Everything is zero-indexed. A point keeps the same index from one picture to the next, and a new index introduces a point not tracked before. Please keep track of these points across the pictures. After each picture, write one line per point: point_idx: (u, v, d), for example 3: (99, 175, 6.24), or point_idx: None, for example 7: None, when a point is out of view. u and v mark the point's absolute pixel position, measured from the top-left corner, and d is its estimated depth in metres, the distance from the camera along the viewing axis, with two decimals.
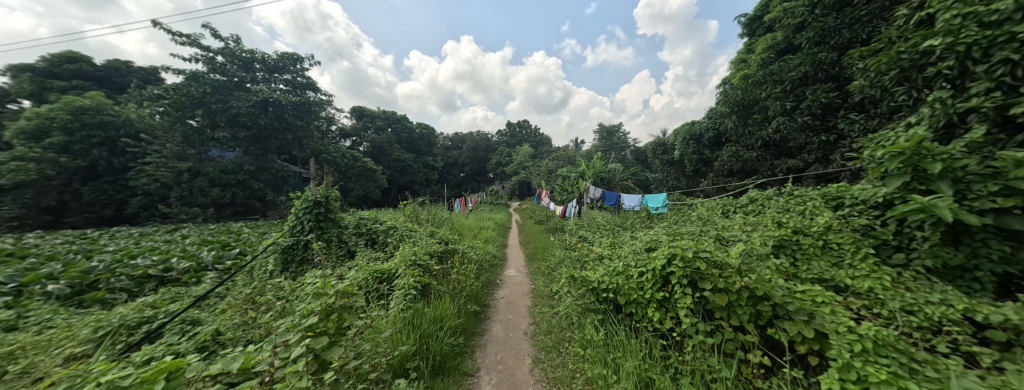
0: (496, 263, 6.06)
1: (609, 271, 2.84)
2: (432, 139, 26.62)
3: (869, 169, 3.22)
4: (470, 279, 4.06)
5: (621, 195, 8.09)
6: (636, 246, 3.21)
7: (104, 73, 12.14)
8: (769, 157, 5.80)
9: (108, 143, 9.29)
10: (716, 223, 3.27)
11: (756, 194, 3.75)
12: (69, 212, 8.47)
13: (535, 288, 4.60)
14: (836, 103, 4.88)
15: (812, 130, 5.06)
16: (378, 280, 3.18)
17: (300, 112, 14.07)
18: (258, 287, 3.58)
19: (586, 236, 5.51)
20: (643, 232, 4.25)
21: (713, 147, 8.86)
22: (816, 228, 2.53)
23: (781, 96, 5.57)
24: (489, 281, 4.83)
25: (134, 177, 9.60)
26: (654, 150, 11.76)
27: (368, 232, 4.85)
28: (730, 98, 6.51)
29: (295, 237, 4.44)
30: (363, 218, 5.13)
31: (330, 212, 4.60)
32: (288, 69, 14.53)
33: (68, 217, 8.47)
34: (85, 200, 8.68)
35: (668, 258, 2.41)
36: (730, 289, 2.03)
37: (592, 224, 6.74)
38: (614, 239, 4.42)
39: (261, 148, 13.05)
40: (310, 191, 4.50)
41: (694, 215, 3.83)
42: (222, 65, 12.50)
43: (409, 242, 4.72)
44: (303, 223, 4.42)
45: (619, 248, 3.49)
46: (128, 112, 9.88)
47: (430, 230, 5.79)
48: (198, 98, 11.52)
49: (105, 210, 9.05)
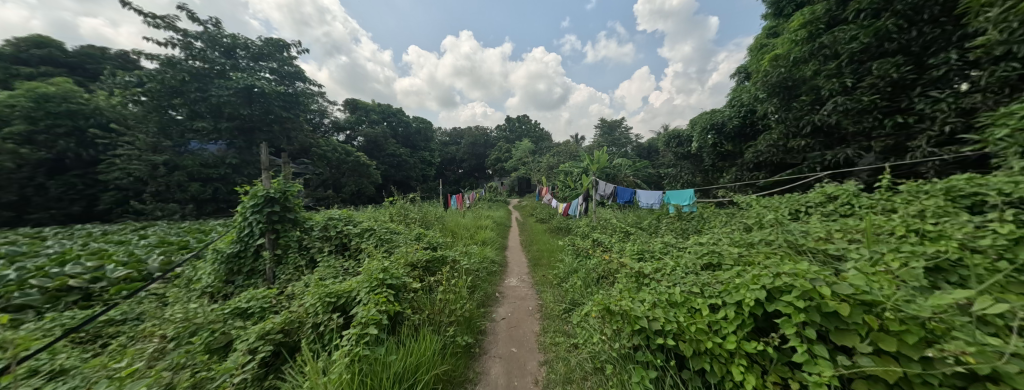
0: (495, 271, 5.22)
1: (658, 299, 1.95)
2: (429, 133, 25.65)
3: (1012, 156, 2.33)
4: (463, 298, 3.19)
5: (636, 191, 7.19)
6: (688, 260, 2.33)
7: (78, 59, 11.08)
8: (819, 146, 4.90)
9: (76, 133, 8.17)
10: (798, 230, 2.37)
11: (836, 190, 2.87)
12: (33, 208, 7.39)
13: (544, 306, 3.75)
14: (909, 79, 4.00)
15: (878, 112, 4.17)
16: (331, 308, 2.29)
17: (288, 102, 12.99)
18: (178, 308, 2.67)
19: (603, 240, 4.63)
20: (682, 241, 3.40)
21: (737, 139, 7.99)
22: (995, 242, 1.61)
23: (834, 73, 4.67)
24: (487, 297, 3.98)
25: (105, 171, 8.51)
26: (667, 142, 10.81)
27: (339, 235, 3.95)
28: (767, 79, 5.59)
29: (242, 242, 3.51)
30: (334, 219, 4.20)
31: (291, 211, 3.73)
32: (274, 56, 13.49)
33: (32, 213, 7.36)
34: (51, 195, 7.63)
35: (768, 289, 1.52)
36: (907, 356, 1.15)
37: (605, 225, 5.85)
38: (641, 246, 3.56)
39: (247, 140, 11.96)
40: (261, 186, 3.55)
41: (752, 219, 2.97)
42: (202, 51, 11.35)
43: (387, 250, 3.84)
44: (252, 226, 3.48)
45: (660, 261, 2.62)
46: (96, 99, 8.77)
47: (417, 231, 4.92)
48: (175, 88, 10.47)
49: (73, 207, 8.04)
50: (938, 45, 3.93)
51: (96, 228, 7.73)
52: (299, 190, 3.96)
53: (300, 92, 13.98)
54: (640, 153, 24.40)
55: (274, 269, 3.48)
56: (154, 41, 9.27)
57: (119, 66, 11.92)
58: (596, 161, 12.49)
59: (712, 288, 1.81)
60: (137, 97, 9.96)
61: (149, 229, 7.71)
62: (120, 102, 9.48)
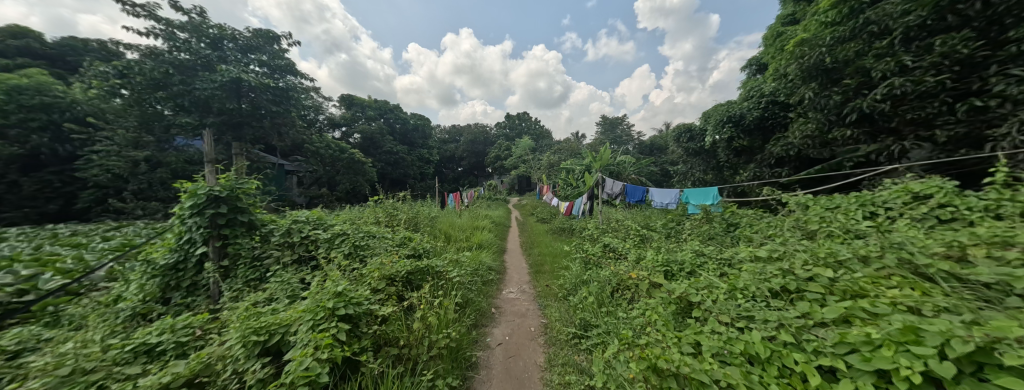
0: (493, 280, 4.61)
1: (723, 348, 1.32)
2: (428, 130, 24.89)
3: None
4: (450, 322, 2.58)
5: (649, 190, 6.44)
6: (752, 284, 1.69)
7: (57, 51, 10.21)
8: (866, 137, 4.24)
9: (52, 127, 7.56)
10: (902, 239, 1.73)
11: (926, 187, 2.22)
12: (4, 206, 6.83)
13: (548, 327, 3.16)
14: (980, 57, 3.36)
15: (945, 96, 3.53)
16: (259, 351, 1.66)
17: (278, 97, 12.03)
18: (80, 338, 2.05)
19: (617, 247, 4.00)
20: (722, 252, 2.77)
21: (756, 133, 7.33)
22: None
23: (884, 53, 3.98)
24: (483, 315, 3.37)
25: (84, 167, 7.89)
26: (676, 137, 10.12)
27: (304, 240, 3.30)
28: (797, 63, 4.92)
29: (182, 250, 2.87)
30: (299, 221, 3.53)
31: (243, 211, 3.10)
32: (263, 49, 12.63)
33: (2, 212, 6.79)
34: (25, 193, 7.04)
35: (946, 356, 0.88)
36: None
37: (617, 227, 5.18)
38: (666, 256, 2.97)
39: (235, 136, 11.04)
40: (203, 182, 2.91)
41: (820, 224, 2.30)
42: (187, 42, 10.52)
43: (362, 261, 3.23)
44: (191, 232, 2.84)
45: (706, 282, 1.99)
46: (71, 92, 8.06)
47: (401, 235, 4.28)
48: (157, 81, 9.68)
49: (50, 206, 7.40)
50: (1013, 16, 3.26)
51: (70, 227, 7.07)
52: (253, 189, 3.31)
53: (292, 86, 12.71)
54: (643, 150, 23.82)
55: (220, 284, 2.87)
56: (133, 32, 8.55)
57: (104, 60, 11.03)
58: (600, 158, 11.83)
59: (816, 337, 1.18)
60: (117, 90, 9.16)
61: (123, 229, 6.98)
62: (97, 95, 8.81)
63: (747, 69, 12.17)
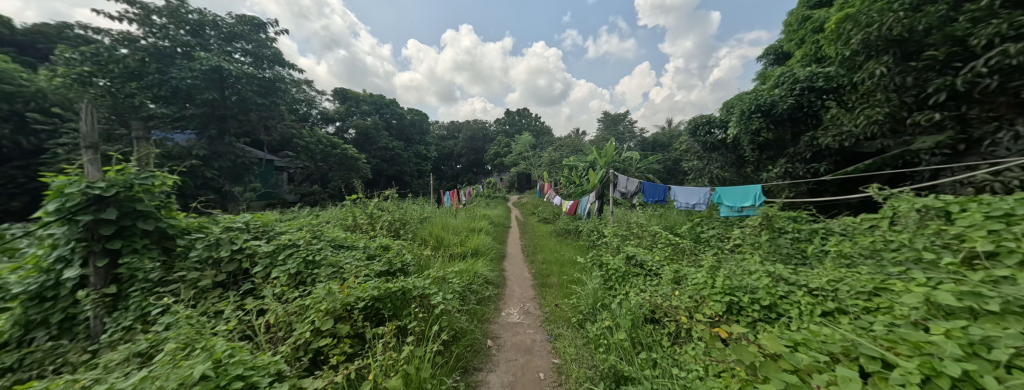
0: (489, 297, 3.84)
1: None
2: (424, 126, 23.93)
3: None
4: (423, 383, 1.79)
5: (671, 187, 5.54)
6: (990, 373, 0.88)
7: (28, 38, 8.83)
8: (954, 122, 3.40)
9: (13, 118, 6.37)
10: None
11: None
12: None
13: (564, 373, 2.37)
14: None
15: None
16: None
17: (264, 88, 10.91)
18: None
19: (646, 261, 3.21)
20: (813, 277, 1.99)
21: (786, 124, 6.51)
22: None
23: (985, 16, 3.13)
24: (474, 353, 2.58)
25: (52, 163, 6.56)
26: (690, 131, 9.30)
27: (240, 254, 2.49)
28: (853, 36, 4.05)
29: (53, 273, 2.04)
30: (234, 228, 2.68)
31: (148, 215, 2.30)
32: (248, 36, 11.02)
33: None
34: None
35: None
36: None
37: (640, 232, 4.35)
38: (729, 279, 2.19)
39: (220, 129, 10.01)
40: (82, 177, 2.08)
41: (1001, 244, 1.53)
42: (163, 28, 9.22)
43: (313, 283, 2.44)
44: (61, 245, 2.02)
45: (846, 346, 1.20)
46: (34, 80, 6.78)
47: (378, 242, 3.50)
48: (133, 70, 8.46)
49: (12, 203, 6.00)
50: None
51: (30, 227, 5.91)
52: (164, 186, 2.46)
53: (280, 77, 11.58)
54: (644, 147, 22.99)
55: (107, 319, 2.05)
56: (103, 14, 7.62)
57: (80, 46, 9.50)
58: (607, 154, 10.96)
59: None
60: (90, 79, 7.88)
61: None
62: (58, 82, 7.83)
63: (760, 60, 11.38)
